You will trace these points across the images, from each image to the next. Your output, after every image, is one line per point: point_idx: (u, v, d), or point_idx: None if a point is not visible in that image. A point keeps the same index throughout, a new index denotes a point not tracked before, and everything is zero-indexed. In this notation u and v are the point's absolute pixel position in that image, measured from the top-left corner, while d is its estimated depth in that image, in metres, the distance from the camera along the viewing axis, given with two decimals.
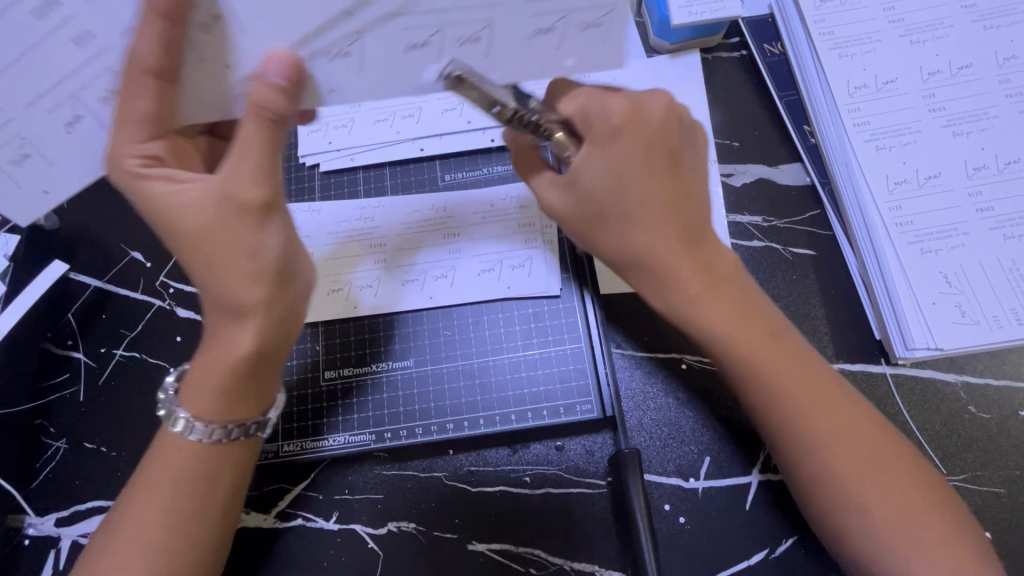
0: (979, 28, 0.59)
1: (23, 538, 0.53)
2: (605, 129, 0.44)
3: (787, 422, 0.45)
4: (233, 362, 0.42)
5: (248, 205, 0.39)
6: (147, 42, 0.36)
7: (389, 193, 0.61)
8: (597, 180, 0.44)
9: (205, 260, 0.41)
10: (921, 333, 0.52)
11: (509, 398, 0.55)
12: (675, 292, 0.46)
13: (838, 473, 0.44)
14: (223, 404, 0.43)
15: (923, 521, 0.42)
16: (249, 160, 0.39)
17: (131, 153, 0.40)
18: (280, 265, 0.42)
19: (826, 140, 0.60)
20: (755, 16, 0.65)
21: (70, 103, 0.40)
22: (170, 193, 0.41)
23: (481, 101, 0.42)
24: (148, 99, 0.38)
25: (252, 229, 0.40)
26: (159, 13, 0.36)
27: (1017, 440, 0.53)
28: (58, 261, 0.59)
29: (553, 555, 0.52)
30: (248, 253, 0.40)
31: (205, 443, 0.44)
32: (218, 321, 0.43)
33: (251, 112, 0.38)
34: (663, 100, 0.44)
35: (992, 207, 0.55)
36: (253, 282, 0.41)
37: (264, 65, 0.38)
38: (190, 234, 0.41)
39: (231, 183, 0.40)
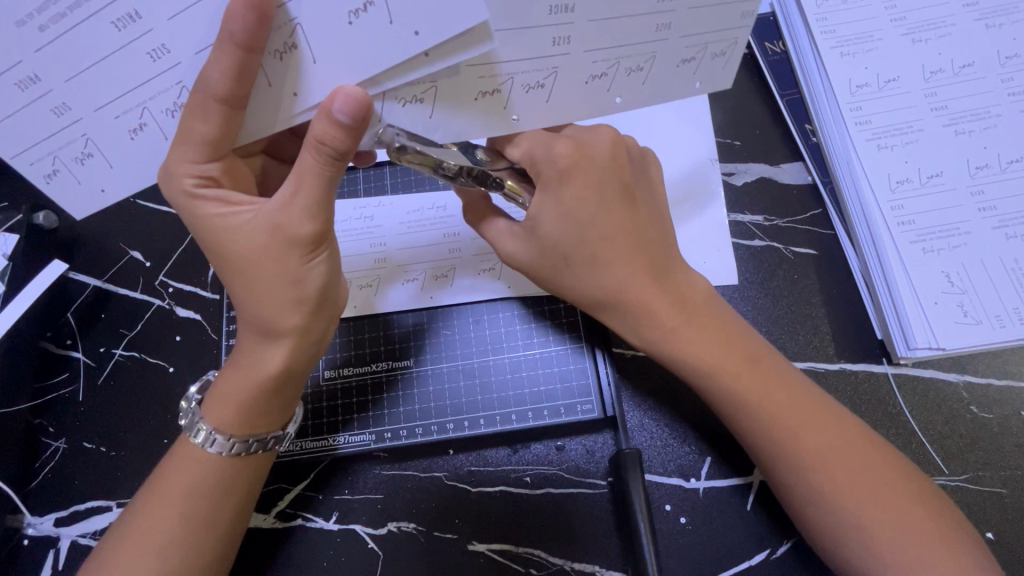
0: (981, 26, 0.59)
1: (23, 538, 0.53)
2: (556, 171, 0.45)
3: (761, 449, 0.46)
4: (263, 382, 0.43)
5: (300, 238, 0.40)
6: (218, 71, 0.36)
7: (389, 193, 0.61)
8: (556, 227, 0.46)
9: (247, 283, 0.42)
10: (922, 333, 0.52)
11: (509, 398, 0.55)
12: (650, 327, 0.48)
13: (826, 490, 0.44)
14: (245, 422, 0.44)
15: (922, 528, 0.42)
16: (307, 194, 0.39)
17: (187, 172, 0.40)
18: (319, 295, 0.43)
19: (827, 139, 0.60)
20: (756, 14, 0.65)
21: (138, 111, 0.38)
22: (223, 216, 0.42)
23: (429, 162, 0.43)
24: (213, 123, 0.38)
25: (298, 261, 0.41)
26: (236, 44, 0.35)
27: (1019, 440, 0.53)
28: (57, 260, 0.58)
29: (554, 556, 0.51)
30: (290, 282, 0.41)
31: (224, 456, 0.44)
32: (251, 339, 0.44)
33: (310, 146, 0.38)
34: (608, 133, 0.47)
35: (994, 206, 0.55)
36: (291, 309, 0.42)
37: (333, 100, 0.37)
38: (238, 257, 0.41)
39: (284, 215, 0.40)
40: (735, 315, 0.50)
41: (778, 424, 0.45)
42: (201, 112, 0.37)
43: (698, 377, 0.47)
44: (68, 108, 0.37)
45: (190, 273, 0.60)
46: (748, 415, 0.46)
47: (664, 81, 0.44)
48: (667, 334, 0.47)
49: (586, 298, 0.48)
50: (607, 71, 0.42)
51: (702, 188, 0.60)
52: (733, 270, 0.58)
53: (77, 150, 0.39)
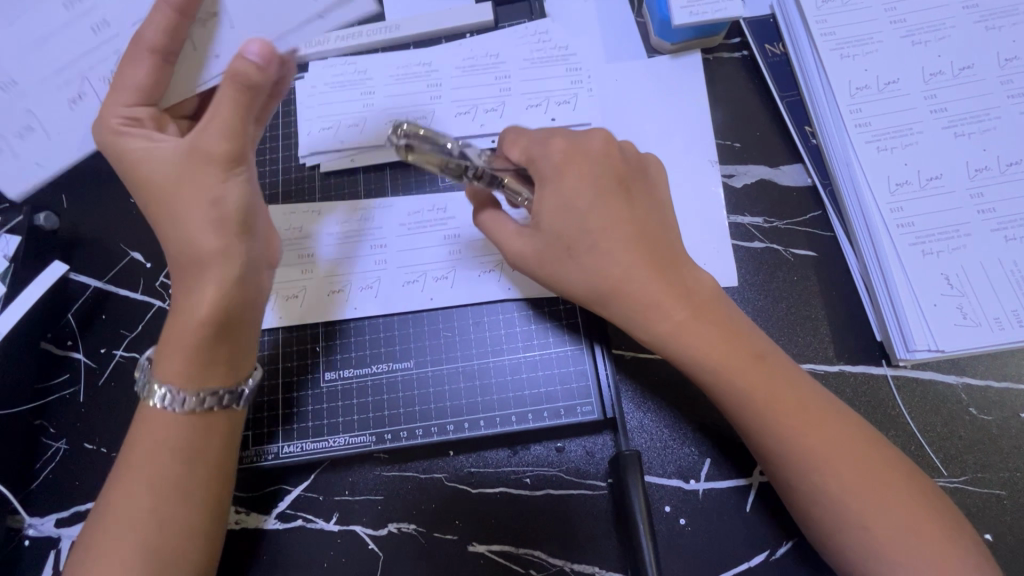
0: (981, 28, 0.59)
1: (24, 538, 0.53)
2: (551, 164, 0.48)
3: (765, 448, 0.46)
4: (196, 324, 0.44)
5: (215, 155, 0.44)
6: (154, 28, 0.46)
7: (390, 194, 0.61)
8: (557, 217, 0.47)
9: (175, 218, 0.44)
10: (921, 334, 0.52)
11: (509, 398, 0.55)
12: (655, 321, 0.47)
13: (829, 489, 0.44)
14: (195, 369, 0.45)
15: (920, 525, 0.43)
16: (223, 120, 0.43)
17: (116, 114, 0.46)
18: (238, 215, 0.45)
19: (827, 141, 0.60)
20: (756, 16, 0.65)
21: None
22: (144, 149, 0.45)
23: (433, 161, 0.47)
24: (143, 69, 0.47)
25: (216, 177, 0.44)
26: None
27: (1018, 441, 0.53)
28: (58, 261, 0.59)
29: (553, 557, 0.52)
30: (211, 202, 0.44)
31: (181, 413, 0.45)
32: (183, 283, 0.45)
33: (228, 81, 0.42)
34: (602, 134, 0.49)
35: (994, 208, 0.55)
36: (211, 230, 0.44)
37: (242, 48, 0.41)
38: (159, 193, 0.44)
39: (202, 141, 0.44)
40: (743, 314, 0.50)
41: (781, 418, 0.45)
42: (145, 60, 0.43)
43: (703, 372, 0.47)
44: None
45: None
46: (750, 406, 0.46)
47: None
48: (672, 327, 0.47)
49: (585, 288, 0.48)
50: None
51: (702, 190, 0.60)
52: (733, 272, 0.58)
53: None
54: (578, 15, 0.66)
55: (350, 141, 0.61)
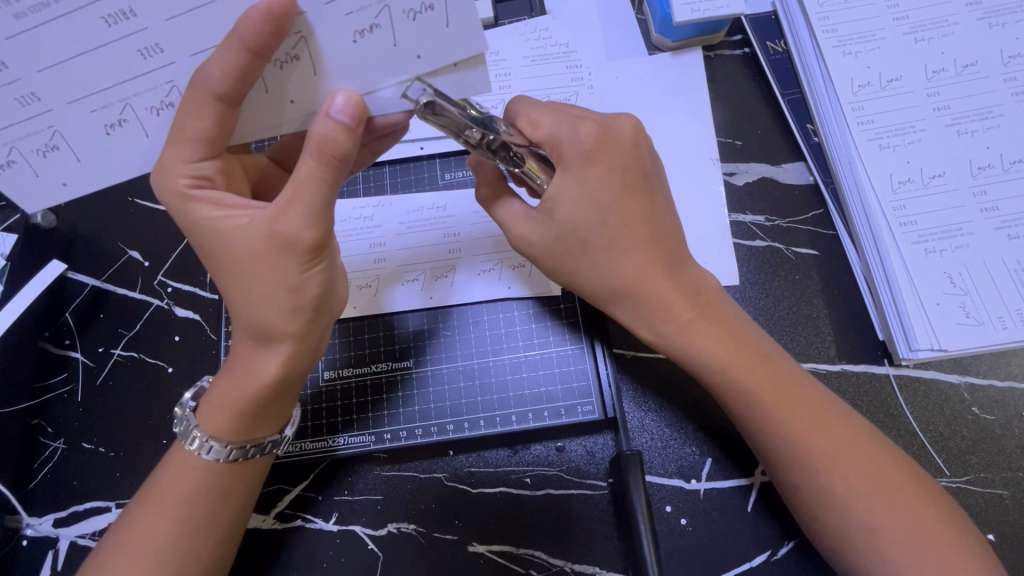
0: (984, 25, 0.59)
1: (21, 539, 0.52)
2: (580, 154, 0.46)
3: (766, 442, 0.46)
4: (262, 389, 0.42)
5: (297, 244, 0.39)
6: (218, 67, 0.35)
7: (388, 192, 0.61)
8: (578, 210, 0.46)
9: (242, 289, 0.41)
10: (924, 333, 0.52)
11: (510, 399, 0.54)
12: (663, 320, 0.48)
13: (832, 487, 0.44)
14: (242, 426, 0.43)
15: (925, 525, 0.42)
16: (304, 203, 0.38)
17: (181, 172, 0.40)
18: (317, 300, 0.41)
19: (829, 139, 0.59)
20: (758, 13, 0.65)
21: (118, 105, 0.37)
22: (220, 219, 0.41)
23: (451, 125, 0.41)
24: (209, 121, 0.38)
25: (296, 267, 0.40)
26: (246, 48, 0.34)
27: (1020, 441, 0.53)
28: (54, 261, 0.58)
29: (554, 557, 0.51)
30: (288, 291, 0.40)
31: (222, 462, 0.44)
32: (247, 344, 0.43)
33: (311, 151, 0.37)
34: (631, 124, 0.48)
35: (997, 206, 0.55)
36: (289, 317, 0.41)
37: (327, 106, 0.37)
38: (230, 261, 0.41)
39: (282, 223, 0.39)
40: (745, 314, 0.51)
41: (788, 417, 0.45)
42: (198, 109, 0.37)
43: (707, 373, 0.47)
44: (36, 99, 0.36)
45: (189, 273, 0.60)
46: (759, 403, 0.46)
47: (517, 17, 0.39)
48: (680, 329, 0.47)
49: (601, 287, 0.48)
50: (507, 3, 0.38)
51: (703, 188, 0.60)
52: (734, 271, 0.58)
53: (43, 140, 0.38)
54: (579, 12, 0.65)
55: None
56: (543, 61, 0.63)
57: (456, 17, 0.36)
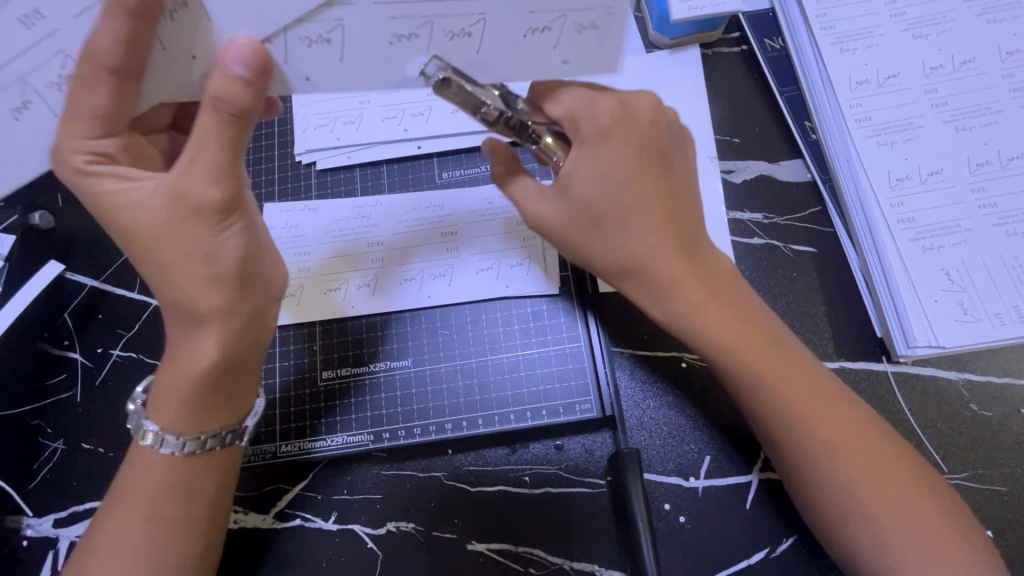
0: (982, 21, 0.59)
1: (22, 539, 0.52)
2: (596, 130, 0.43)
3: (788, 433, 0.45)
4: (200, 374, 0.42)
5: (204, 205, 0.39)
6: (105, 35, 0.36)
7: (386, 191, 0.61)
8: (589, 186, 0.44)
9: (166, 270, 0.40)
10: (922, 330, 0.52)
11: (507, 397, 0.54)
12: (677, 300, 0.46)
13: (840, 481, 0.44)
14: (190, 412, 0.43)
15: (923, 518, 0.42)
16: (208, 161, 0.38)
17: (78, 148, 0.39)
18: (239, 267, 0.41)
19: (826, 135, 0.59)
20: (756, 9, 0.65)
21: (55, 59, 0.38)
22: (119, 193, 0.40)
23: (468, 101, 0.41)
24: (103, 96, 0.38)
25: (209, 230, 0.40)
26: (125, 11, 0.35)
27: (1019, 437, 0.53)
28: (53, 261, 0.58)
29: (553, 555, 0.51)
30: (206, 257, 0.40)
31: (178, 456, 0.44)
32: (181, 328, 0.42)
33: (208, 107, 0.37)
34: (651, 100, 0.45)
35: (995, 203, 0.55)
36: (211, 288, 0.40)
37: (225, 57, 0.36)
38: (151, 241, 0.40)
39: (185, 183, 0.39)
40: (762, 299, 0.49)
41: (796, 403, 0.45)
42: (94, 84, 0.37)
43: (728, 359, 0.46)
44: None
45: None
46: (774, 392, 0.45)
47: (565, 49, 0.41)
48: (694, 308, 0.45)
49: (609, 261, 0.47)
50: (593, 23, 0.40)
51: (702, 186, 0.60)
52: None
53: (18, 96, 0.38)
54: None
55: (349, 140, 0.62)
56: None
57: (612, 36, 0.41)
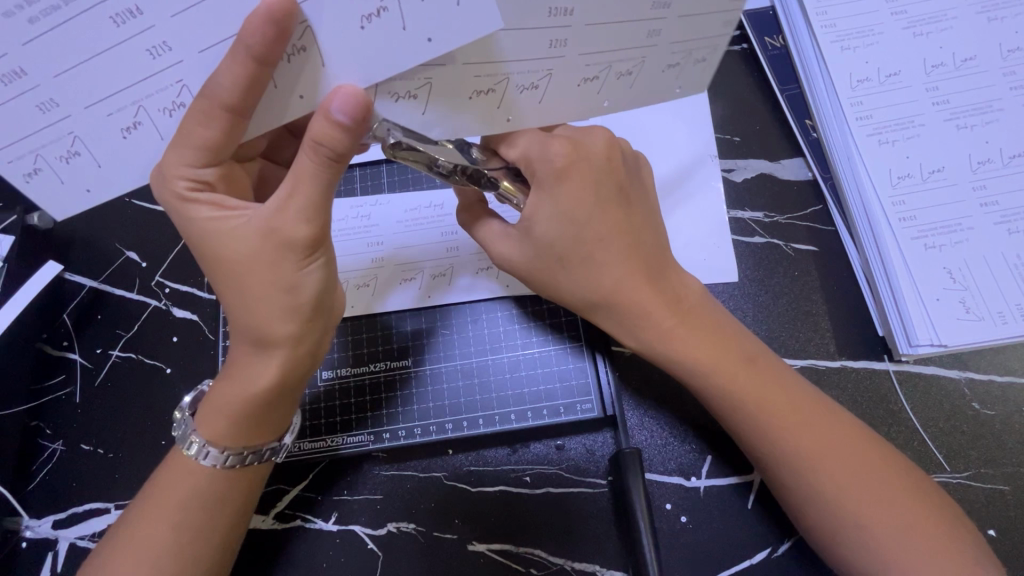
0: (983, 19, 0.59)
1: (20, 541, 0.52)
2: (552, 170, 0.45)
3: (759, 453, 0.46)
4: (257, 396, 0.42)
5: (296, 242, 0.39)
6: (227, 78, 0.34)
7: (385, 190, 0.60)
8: (553, 226, 0.46)
9: (242, 296, 0.41)
10: (924, 329, 0.52)
11: (509, 398, 0.54)
12: (645, 328, 0.48)
13: (829, 488, 0.44)
14: (240, 433, 0.43)
15: (919, 521, 0.42)
16: (302, 197, 0.39)
17: (181, 175, 0.39)
18: (314, 303, 0.41)
19: (827, 134, 0.59)
20: (756, 7, 0.65)
21: (131, 109, 0.36)
22: (219, 220, 0.41)
23: (421, 159, 0.42)
24: (215, 129, 0.37)
25: (294, 265, 0.40)
26: (252, 57, 0.34)
27: (1021, 436, 0.52)
28: (52, 263, 0.58)
29: (554, 555, 0.51)
30: (284, 288, 0.40)
31: (219, 468, 0.44)
32: (244, 350, 0.43)
33: (309, 147, 0.37)
34: (604, 134, 0.47)
35: (996, 201, 0.54)
36: (285, 317, 0.41)
37: (331, 101, 0.36)
38: (233, 265, 0.40)
39: (279, 219, 0.39)
40: (730, 317, 0.51)
41: (775, 425, 0.45)
42: (203, 119, 0.36)
43: (695, 379, 0.47)
44: (54, 105, 0.34)
45: (188, 273, 0.60)
46: (749, 416, 0.46)
47: (637, 89, 0.44)
48: (662, 335, 0.47)
49: (580, 300, 0.48)
50: (678, 61, 0.43)
51: (702, 186, 0.59)
52: (734, 268, 0.57)
53: (127, 118, 0.36)
54: None
55: None
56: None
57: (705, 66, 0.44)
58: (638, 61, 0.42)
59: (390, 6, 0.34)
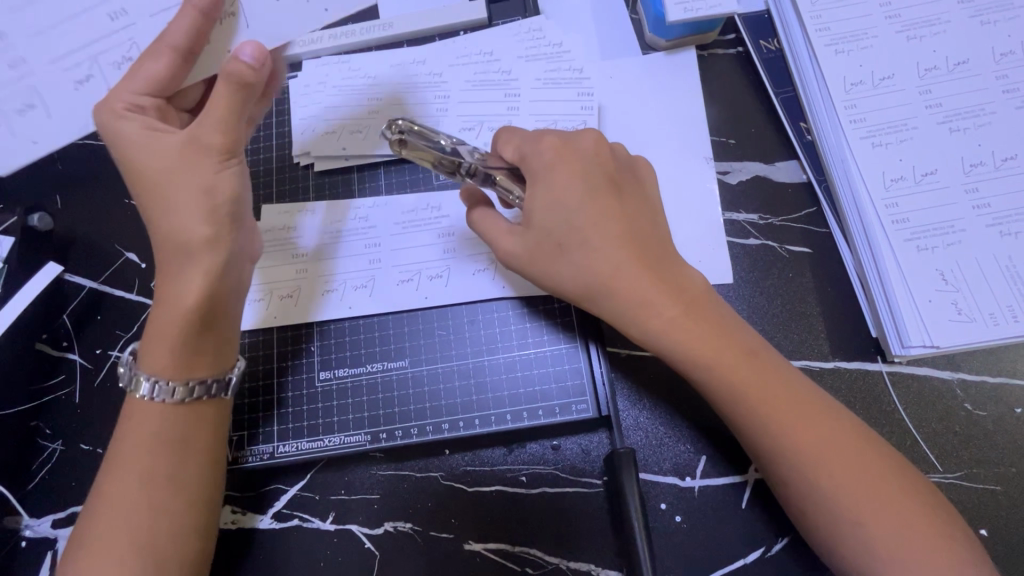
0: (976, 23, 0.59)
1: (20, 539, 0.53)
2: (543, 164, 0.49)
3: (757, 446, 0.46)
4: (187, 311, 0.45)
5: (212, 146, 0.44)
6: (180, 26, 0.45)
7: (383, 192, 0.61)
8: (546, 213, 0.48)
9: (170, 209, 0.44)
10: (916, 329, 0.52)
11: (504, 398, 0.55)
12: (648, 317, 0.47)
13: (822, 487, 0.44)
14: (181, 361, 0.45)
15: (911, 519, 0.43)
16: (219, 115, 0.44)
17: (123, 99, 0.45)
18: (233, 205, 0.45)
19: (821, 137, 0.60)
20: (751, 11, 0.65)
21: (86, 64, 0.48)
22: (146, 144, 0.45)
23: (427, 158, 0.50)
24: (162, 65, 0.45)
25: (214, 167, 0.45)
26: (197, 8, 0.45)
27: (1013, 436, 0.53)
28: (53, 265, 0.57)
29: (550, 555, 0.52)
30: (204, 191, 0.44)
31: (170, 403, 0.46)
32: (166, 269, 0.46)
33: (222, 79, 0.42)
34: (593, 135, 0.50)
35: (989, 203, 0.55)
36: (204, 221, 0.44)
37: (237, 50, 0.42)
38: (151, 180, 0.44)
39: (200, 131, 0.44)
40: (731, 312, 0.50)
41: (773, 418, 0.46)
42: (154, 53, 0.45)
43: (695, 371, 0.47)
44: (21, 62, 0.48)
45: None
46: (747, 407, 0.46)
47: None
48: (664, 325, 0.47)
49: (580, 285, 0.48)
50: None
51: (697, 188, 0.60)
52: (728, 269, 0.58)
53: (116, 59, 0.48)
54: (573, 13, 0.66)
55: (355, 146, 0.61)
56: (555, 83, 0.62)
57: None
58: None
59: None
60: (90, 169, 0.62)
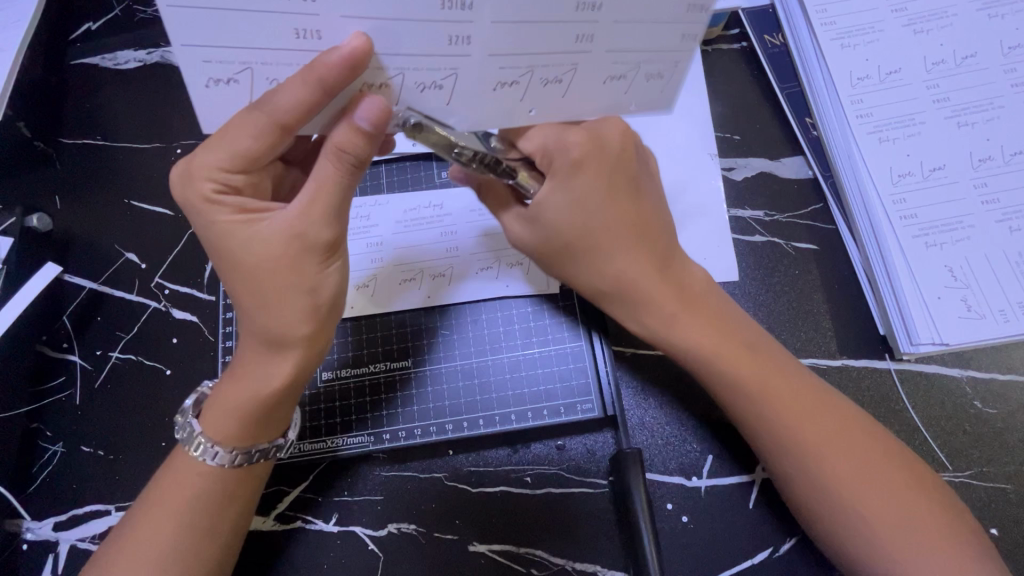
0: (983, 15, 0.58)
1: (21, 543, 0.52)
2: (566, 157, 0.44)
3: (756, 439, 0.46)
4: (269, 395, 0.43)
5: (318, 245, 0.41)
6: (288, 97, 0.35)
7: (384, 192, 0.60)
8: (564, 212, 0.46)
9: (258, 300, 0.42)
10: (925, 327, 0.51)
11: (508, 398, 0.54)
12: (650, 314, 0.48)
13: (829, 485, 0.43)
14: (247, 431, 0.44)
15: (923, 517, 0.42)
16: (325, 203, 0.40)
17: (208, 178, 0.40)
18: (331, 302, 0.43)
19: (828, 132, 0.59)
20: (756, 6, 0.64)
21: (239, 67, 0.35)
22: (242, 223, 0.41)
23: (441, 144, 0.39)
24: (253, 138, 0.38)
25: (316, 268, 0.42)
26: (320, 87, 0.34)
27: (1022, 433, 0.52)
28: (49, 265, 0.57)
29: (555, 555, 0.51)
30: (307, 293, 0.42)
31: (227, 468, 0.45)
32: (256, 352, 0.43)
33: (332, 155, 0.39)
34: (618, 125, 0.46)
35: (998, 198, 0.54)
36: (304, 320, 0.42)
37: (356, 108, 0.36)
38: (250, 271, 0.41)
39: (302, 223, 0.40)
40: (735, 305, 0.51)
41: (778, 414, 0.45)
42: (251, 126, 0.37)
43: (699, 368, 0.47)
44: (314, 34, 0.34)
45: (186, 274, 0.60)
46: (751, 405, 0.46)
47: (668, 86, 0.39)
48: (668, 321, 0.48)
49: (595, 287, 0.49)
50: (663, 71, 0.38)
51: (703, 184, 0.59)
52: (735, 267, 0.57)
53: (227, 72, 0.35)
54: None
55: None
56: None
57: (672, 85, 0.40)
58: (670, 61, 0.38)
59: (444, 84, 0.37)
60: (90, 169, 0.62)
